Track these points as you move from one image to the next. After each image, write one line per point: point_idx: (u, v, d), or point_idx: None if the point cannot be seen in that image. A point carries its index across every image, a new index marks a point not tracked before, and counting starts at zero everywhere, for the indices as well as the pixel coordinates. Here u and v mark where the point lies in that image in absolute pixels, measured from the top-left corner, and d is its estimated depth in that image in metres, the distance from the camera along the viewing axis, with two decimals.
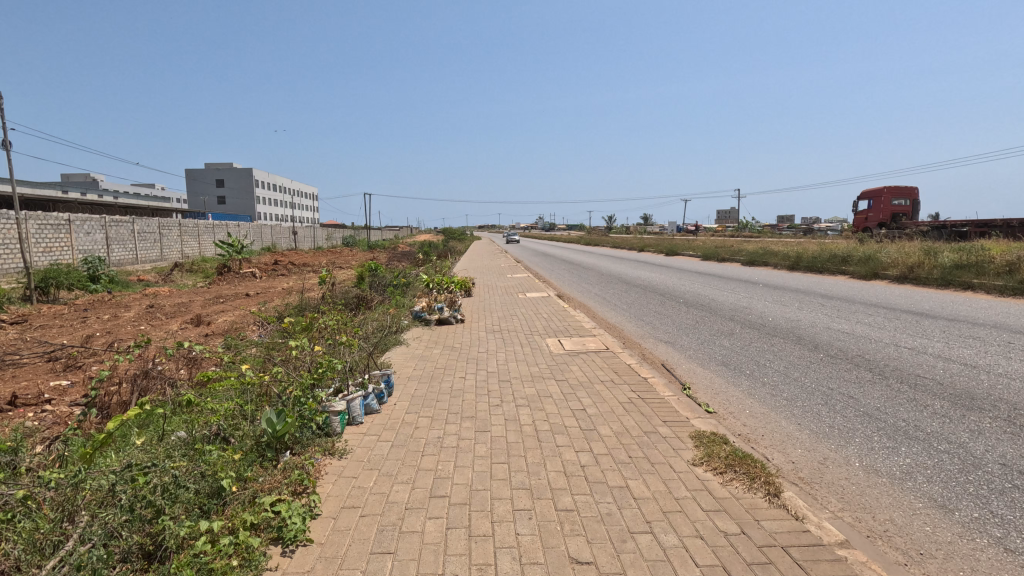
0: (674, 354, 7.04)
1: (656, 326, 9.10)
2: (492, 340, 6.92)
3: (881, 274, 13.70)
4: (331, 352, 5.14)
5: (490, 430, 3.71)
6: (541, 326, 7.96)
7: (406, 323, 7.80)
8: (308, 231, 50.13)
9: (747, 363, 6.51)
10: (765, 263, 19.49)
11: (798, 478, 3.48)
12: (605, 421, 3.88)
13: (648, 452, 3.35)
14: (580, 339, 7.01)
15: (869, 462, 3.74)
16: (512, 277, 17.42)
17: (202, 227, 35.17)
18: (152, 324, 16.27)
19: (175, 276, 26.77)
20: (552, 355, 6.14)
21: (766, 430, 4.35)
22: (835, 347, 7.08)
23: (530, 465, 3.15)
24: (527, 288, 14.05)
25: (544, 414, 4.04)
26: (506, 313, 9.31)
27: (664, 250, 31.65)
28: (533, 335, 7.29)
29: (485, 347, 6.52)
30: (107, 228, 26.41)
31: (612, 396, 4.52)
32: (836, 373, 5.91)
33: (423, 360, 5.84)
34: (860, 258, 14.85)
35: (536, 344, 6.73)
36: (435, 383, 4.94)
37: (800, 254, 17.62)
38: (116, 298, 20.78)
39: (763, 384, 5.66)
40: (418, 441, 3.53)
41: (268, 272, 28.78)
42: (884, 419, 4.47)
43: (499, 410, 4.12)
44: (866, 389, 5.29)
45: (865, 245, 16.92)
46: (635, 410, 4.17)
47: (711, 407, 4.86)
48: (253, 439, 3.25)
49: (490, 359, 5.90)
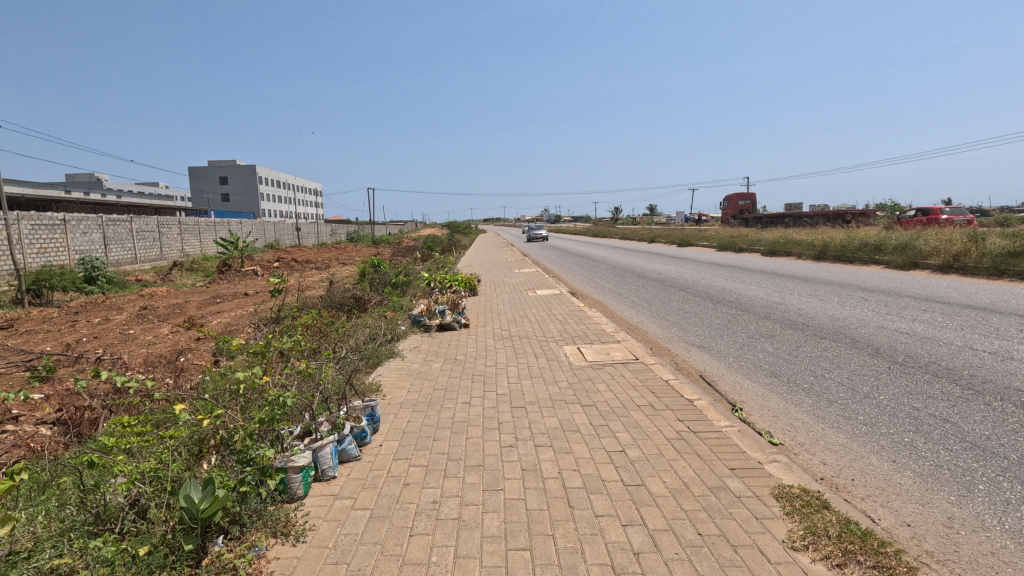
0: (711, 364, 6.07)
1: (684, 327, 8.14)
2: (500, 349, 6.00)
3: (920, 264, 12.65)
4: (303, 379, 4.23)
5: (502, 489, 2.78)
6: (557, 331, 7.00)
7: (402, 330, 6.91)
8: (311, 226, 49.19)
9: (802, 373, 5.55)
10: (786, 252, 18.53)
11: (927, 556, 2.53)
12: (656, 472, 2.95)
13: (723, 527, 2.43)
14: (603, 347, 6.06)
15: (1014, 523, 2.79)
16: (520, 273, 16.44)
17: (202, 225, 34.40)
18: (144, 328, 15.43)
19: (175, 275, 26.06)
20: (572, 368, 5.18)
21: (856, 472, 3.40)
22: (899, 351, 6.07)
23: (562, 555, 2.23)
24: (536, 285, 13.06)
25: (573, 461, 3.10)
26: (516, 315, 8.38)
27: (675, 241, 30.59)
28: (548, 342, 6.34)
29: (493, 359, 5.57)
30: (104, 228, 25.64)
31: (656, 430, 3.57)
32: (914, 386, 4.95)
33: (420, 379, 4.91)
34: (895, 247, 13.81)
35: (553, 354, 5.81)
36: (433, 412, 4.00)
37: (826, 241, 16.58)
38: (110, 300, 19.97)
39: (829, 402, 4.68)
40: (405, 509, 2.61)
41: (269, 270, 28.10)
42: (1004, 454, 3.51)
43: (514, 454, 3.19)
44: (962, 410, 4.29)
45: (896, 232, 15.89)
46: (691, 452, 3.22)
47: (775, 438, 3.94)
48: (173, 518, 2.33)
49: (500, 376, 4.95)
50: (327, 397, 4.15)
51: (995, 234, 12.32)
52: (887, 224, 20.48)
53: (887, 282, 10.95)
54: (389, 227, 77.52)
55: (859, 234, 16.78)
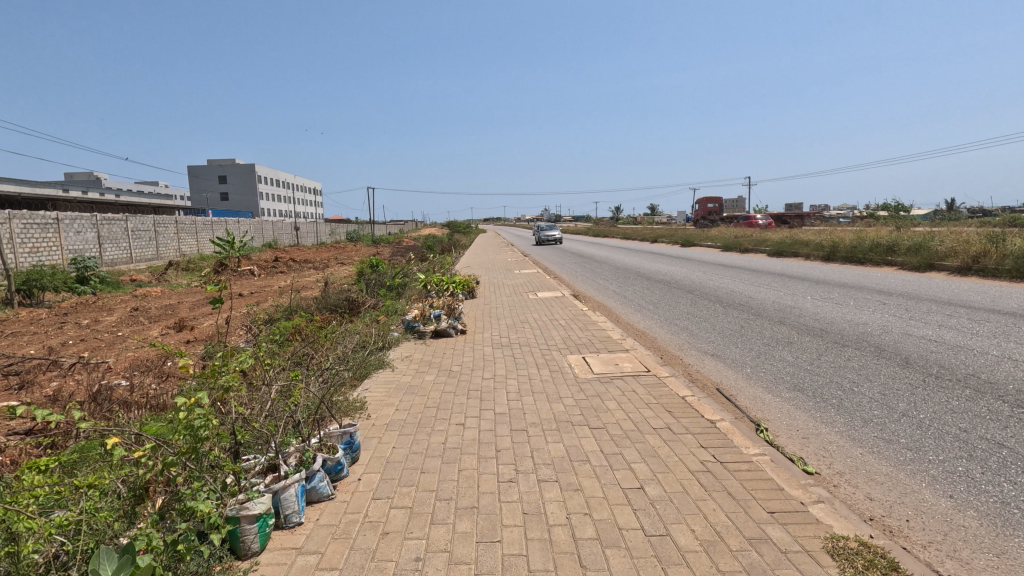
0: (728, 375, 5.59)
1: (695, 333, 7.68)
2: (499, 360, 5.54)
3: (937, 265, 12.18)
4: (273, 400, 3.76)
5: (499, 541, 2.33)
6: (560, 338, 6.55)
7: (395, 338, 6.47)
8: (311, 226, 48.72)
9: (829, 387, 5.08)
10: (793, 253, 18.08)
11: None
12: (681, 518, 2.50)
13: None
14: (610, 357, 5.61)
15: None
16: (520, 274, 15.99)
17: (199, 224, 33.96)
18: (133, 331, 14.99)
19: (170, 275, 25.61)
20: (578, 382, 4.72)
21: (911, 512, 2.94)
22: (932, 362, 5.59)
23: None
24: (537, 286, 12.57)
25: (583, 502, 2.66)
26: (517, 319, 7.94)
27: (679, 241, 30.04)
28: (550, 352, 5.88)
29: (491, 371, 5.11)
30: (98, 227, 25.17)
31: (677, 460, 3.11)
32: (957, 402, 4.47)
33: (410, 395, 4.44)
34: (909, 247, 13.33)
35: (556, 364, 5.36)
36: (423, 436, 3.54)
37: (836, 242, 16.10)
38: (102, 301, 19.53)
39: (865, 422, 4.20)
40: (382, 569, 2.15)
41: (266, 270, 27.70)
42: None
43: (512, 493, 2.74)
44: (1017, 434, 3.81)
45: (907, 233, 15.43)
46: (721, 490, 2.76)
47: (809, 466, 3.48)
48: None
49: (498, 391, 4.49)
50: (301, 421, 3.68)
51: (1015, 235, 11.84)
52: (897, 224, 19.98)
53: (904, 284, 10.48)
54: (389, 227, 77.21)
55: (869, 235, 16.30)
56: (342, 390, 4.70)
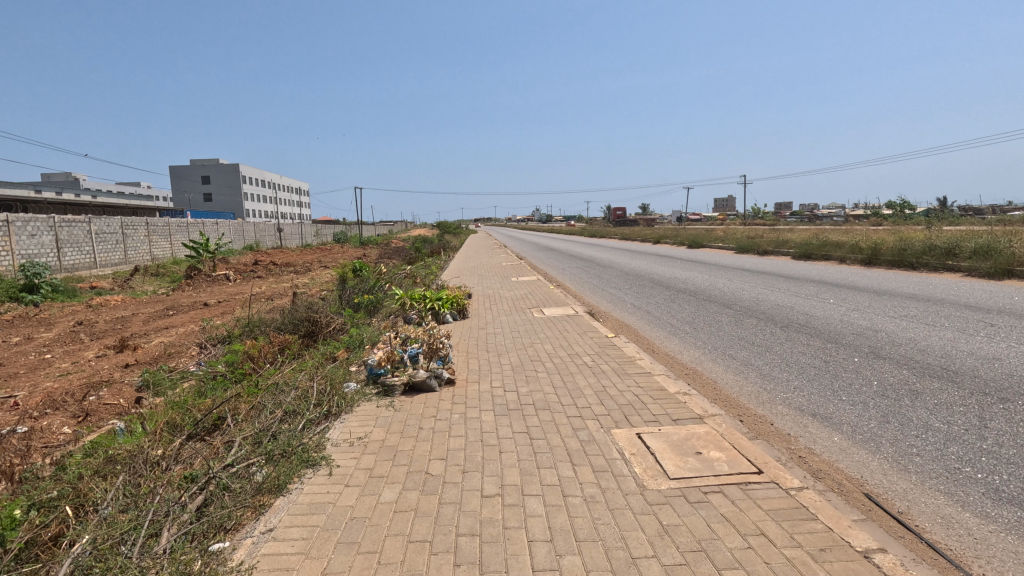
0: (871, 467, 3.50)
1: (768, 373, 5.63)
2: (508, 444, 3.44)
3: (1017, 271, 10.33)
4: None
5: None
6: (594, 391, 4.50)
7: (352, 396, 4.38)
8: (295, 227, 46.04)
9: None
10: (825, 255, 16.19)
11: None
12: None
13: None
14: (685, 438, 3.55)
15: None
16: (520, 282, 14.02)
17: (174, 226, 31.39)
18: (67, 352, 12.71)
19: (135, 280, 23.24)
20: (654, 507, 2.67)
21: None
22: None
23: None
24: (545, 299, 10.51)
25: None
26: (526, 354, 5.90)
27: (686, 242, 27.74)
28: (585, 424, 3.78)
29: (500, 473, 3.04)
30: (56, 229, 22.61)
31: None
32: None
33: (346, 549, 2.36)
34: (976, 251, 11.47)
35: (603, 456, 3.28)
36: None
37: (877, 245, 14.23)
38: (47, 313, 17.09)
39: None
40: None
41: (243, 275, 25.45)
42: None
43: None
44: None
45: (961, 233, 13.57)
46: None
47: None
48: None
49: (516, 541, 2.38)
50: None
51: None
52: (929, 223, 18.27)
53: (997, 297, 8.51)
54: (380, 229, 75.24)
55: (913, 236, 14.43)
56: (225, 538, 2.56)
